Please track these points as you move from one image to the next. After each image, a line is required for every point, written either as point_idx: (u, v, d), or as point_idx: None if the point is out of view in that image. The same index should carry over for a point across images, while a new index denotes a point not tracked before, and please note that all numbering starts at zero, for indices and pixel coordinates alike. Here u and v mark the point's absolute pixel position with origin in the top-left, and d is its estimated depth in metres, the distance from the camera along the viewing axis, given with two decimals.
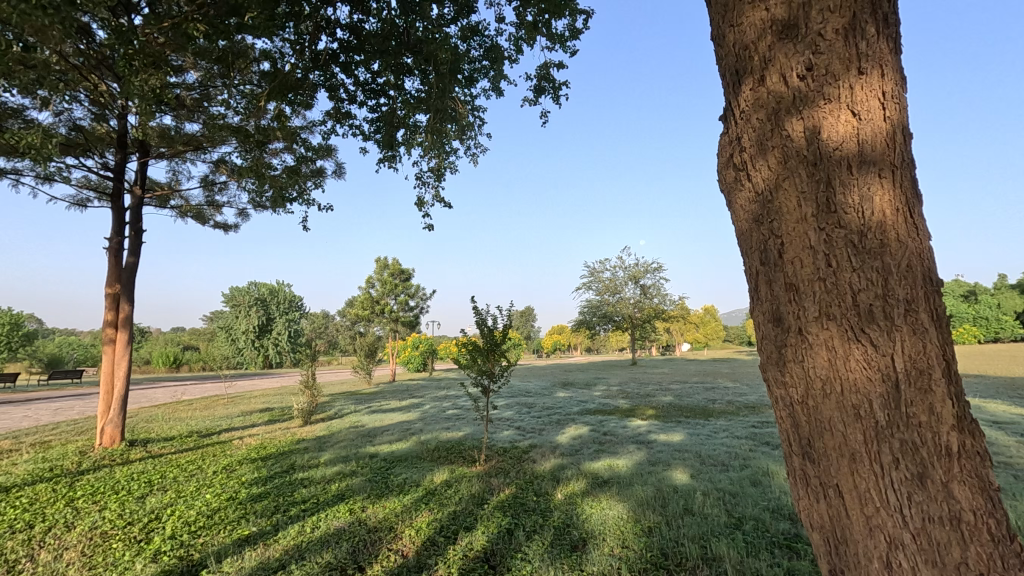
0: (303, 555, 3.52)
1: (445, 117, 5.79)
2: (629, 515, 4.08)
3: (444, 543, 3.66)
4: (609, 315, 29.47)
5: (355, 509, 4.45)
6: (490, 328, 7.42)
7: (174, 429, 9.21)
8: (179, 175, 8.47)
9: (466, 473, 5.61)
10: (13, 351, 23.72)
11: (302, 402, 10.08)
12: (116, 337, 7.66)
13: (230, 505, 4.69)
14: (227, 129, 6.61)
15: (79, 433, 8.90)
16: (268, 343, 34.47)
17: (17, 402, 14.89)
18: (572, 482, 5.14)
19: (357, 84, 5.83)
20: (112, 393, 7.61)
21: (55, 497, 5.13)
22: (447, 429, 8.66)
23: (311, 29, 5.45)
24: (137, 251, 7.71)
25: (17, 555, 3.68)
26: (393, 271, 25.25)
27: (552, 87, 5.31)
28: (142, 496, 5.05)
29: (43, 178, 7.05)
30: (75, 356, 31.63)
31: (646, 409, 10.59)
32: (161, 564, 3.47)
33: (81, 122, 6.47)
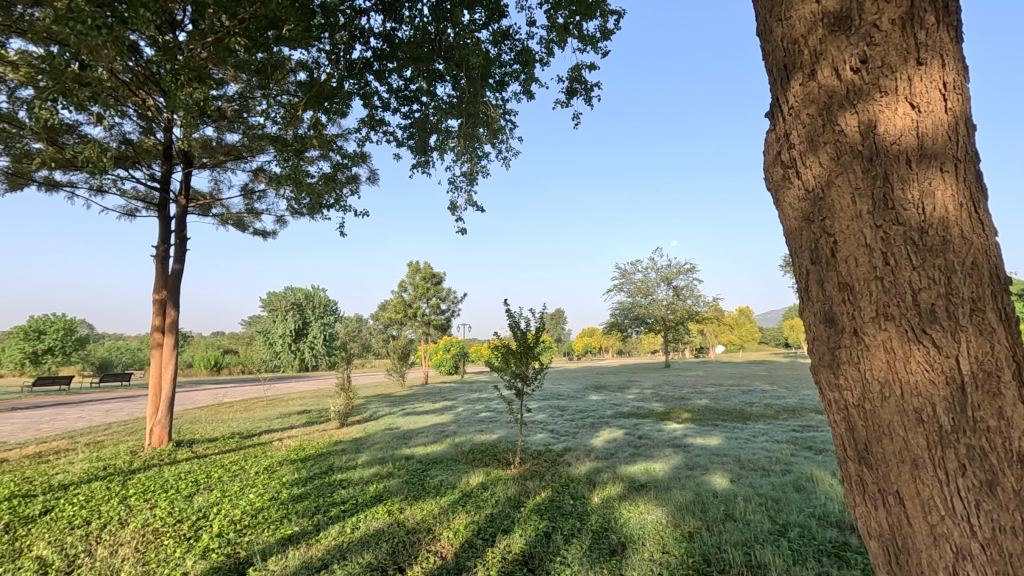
0: (345, 555, 3.59)
1: (477, 121, 5.84)
2: (668, 520, 4.01)
3: (482, 546, 3.67)
4: (641, 317, 29.19)
5: (393, 510, 4.53)
6: (523, 330, 7.43)
7: (218, 430, 9.52)
8: (221, 185, 8.75)
9: (502, 475, 5.62)
10: (67, 355, 24.98)
11: (338, 404, 10.30)
12: (164, 342, 7.91)
13: (273, 505, 4.81)
14: (266, 138, 6.81)
15: (130, 433, 9.29)
16: (304, 346, 35.29)
17: (74, 403, 15.70)
18: (608, 485, 5.08)
19: (390, 91, 5.94)
20: (159, 396, 7.91)
21: (109, 495, 5.36)
22: (480, 431, 8.70)
23: (346, 39, 5.58)
24: (182, 257, 7.99)
25: (77, 550, 3.86)
26: (425, 276, 25.46)
27: (584, 88, 5.28)
28: (190, 495, 5.23)
29: (95, 190, 7.39)
30: (124, 359, 33.02)
31: (682, 412, 10.42)
32: (210, 561, 3.58)
33: (130, 135, 6.75)
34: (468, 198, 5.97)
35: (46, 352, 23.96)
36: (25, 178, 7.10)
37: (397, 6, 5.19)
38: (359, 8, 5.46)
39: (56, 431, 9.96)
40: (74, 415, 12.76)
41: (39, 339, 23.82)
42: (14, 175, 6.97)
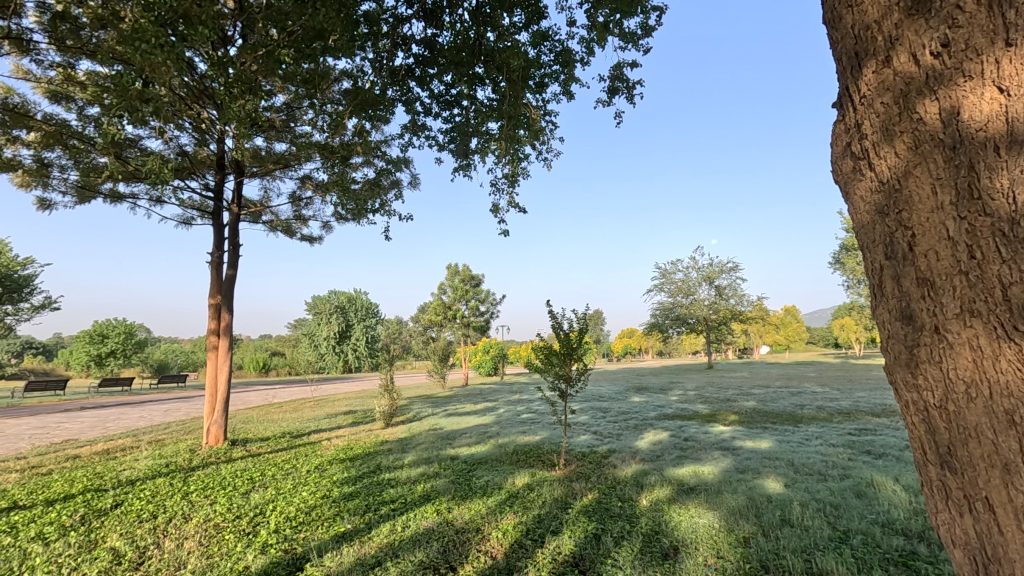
0: (397, 552, 3.65)
1: (518, 123, 5.87)
2: (721, 524, 3.92)
3: (532, 547, 3.66)
4: (683, 317, 28.65)
5: (442, 509, 4.57)
6: (565, 331, 7.40)
7: (270, 429, 9.85)
8: (270, 193, 9.04)
9: (547, 476, 5.62)
10: (128, 358, 26.38)
11: (383, 405, 10.51)
12: (219, 344, 8.23)
13: (326, 503, 4.95)
14: (313, 146, 7.02)
15: (188, 432, 9.72)
16: (347, 348, 36.14)
17: (135, 403, 16.56)
18: (656, 488, 5.00)
19: (432, 96, 6.03)
20: (215, 397, 8.24)
21: (172, 490, 5.62)
22: (523, 432, 8.71)
23: (389, 46, 5.70)
24: (235, 263, 8.32)
25: (146, 542, 4.07)
26: (464, 278, 25.63)
27: (626, 87, 5.22)
28: (247, 492, 5.43)
29: (155, 200, 7.78)
30: (180, 361, 34.58)
31: (729, 414, 10.15)
32: (269, 555, 3.71)
33: (186, 147, 7.07)
34: (510, 201, 5.99)
35: (108, 355, 25.34)
36: (92, 191, 7.54)
37: (438, 12, 5.27)
38: (401, 16, 5.56)
39: (121, 430, 10.50)
40: (136, 414, 13.44)
41: (102, 343, 25.18)
42: (82, 188, 7.41)
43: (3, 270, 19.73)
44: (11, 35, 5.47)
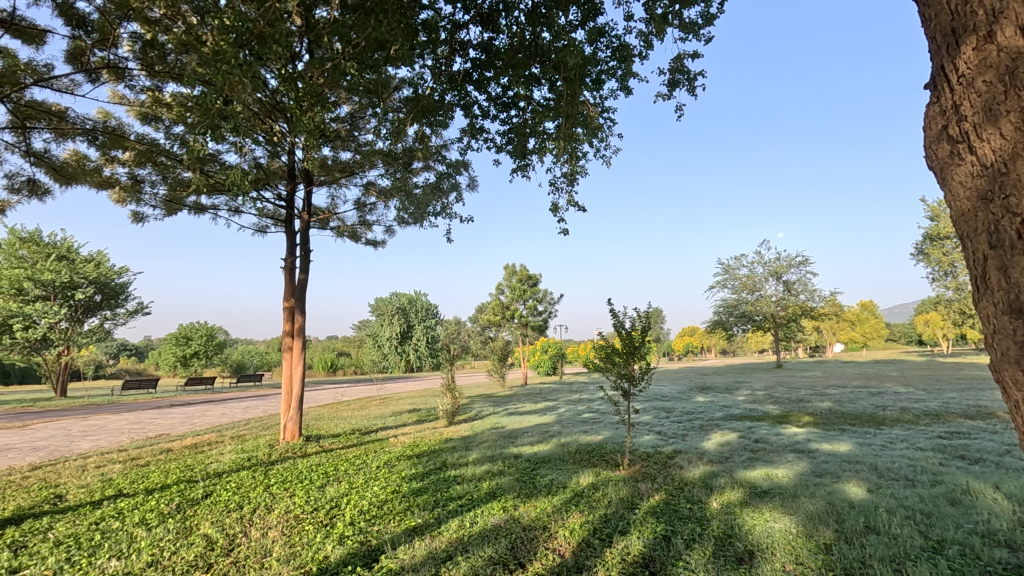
0: (468, 547, 3.73)
1: (576, 121, 5.83)
2: (798, 530, 3.76)
3: (601, 547, 3.65)
4: (748, 314, 27.53)
5: (508, 507, 4.63)
6: (628, 330, 7.28)
7: (340, 426, 10.29)
8: (336, 199, 9.43)
9: (612, 476, 5.56)
10: (210, 358, 28.25)
11: (445, 403, 10.72)
12: (293, 345, 8.67)
13: (396, 497, 5.13)
14: (377, 154, 7.28)
15: (266, 429, 10.31)
16: (409, 348, 37.15)
17: (217, 401, 17.71)
18: (727, 490, 4.85)
19: (490, 99, 6.12)
20: (291, 395, 8.67)
21: (256, 482, 6.00)
22: (585, 432, 8.66)
23: (447, 52, 5.83)
24: (306, 268, 8.74)
25: (235, 530, 4.36)
26: (521, 277, 25.75)
27: (687, 78, 5.08)
28: (322, 485, 5.72)
29: (234, 211, 8.31)
30: (255, 361, 36.68)
31: (803, 415, 9.64)
32: (347, 546, 3.89)
33: (261, 160, 7.51)
34: (569, 199, 5.94)
35: (193, 356, 27.25)
36: (178, 204, 8.13)
37: (494, 16, 5.33)
38: (458, 22, 5.67)
39: (207, 425, 11.28)
40: (218, 411, 14.36)
41: (187, 344, 27.10)
42: (170, 202, 8.01)
43: (102, 278, 21.55)
44: (109, 64, 6.00)
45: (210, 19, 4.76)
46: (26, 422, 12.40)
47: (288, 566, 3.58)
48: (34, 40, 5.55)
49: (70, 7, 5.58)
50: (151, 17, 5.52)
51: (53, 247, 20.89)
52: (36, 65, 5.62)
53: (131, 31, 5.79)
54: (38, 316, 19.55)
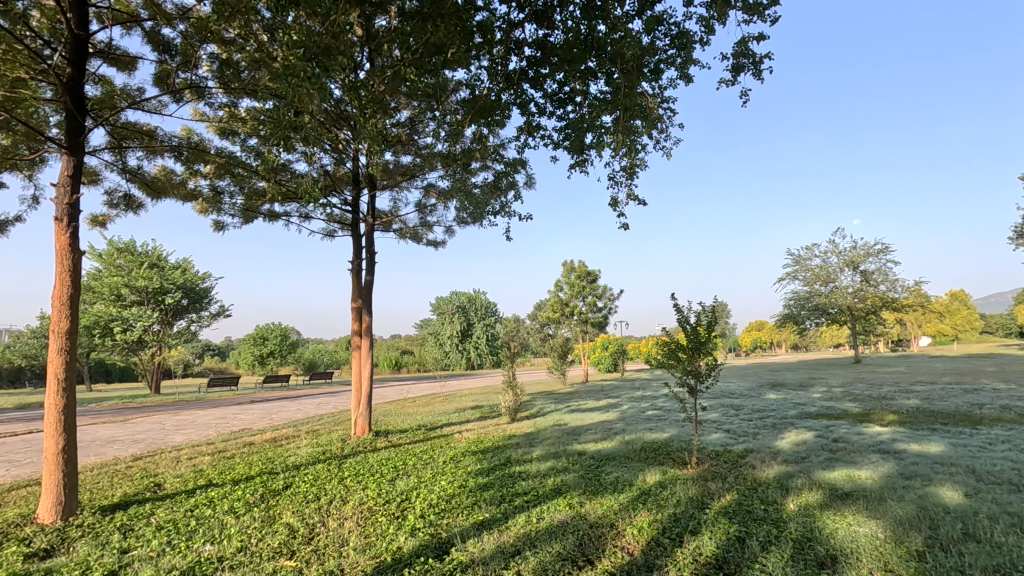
0: (536, 543, 3.76)
1: (635, 114, 5.71)
2: (886, 535, 3.54)
3: (671, 546, 3.58)
4: (822, 307, 26.08)
5: (574, 504, 4.62)
6: (693, 325, 7.07)
7: (407, 422, 10.60)
8: (399, 202, 9.72)
9: (679, 475, 5.43)
10: (284, 357, 29.82)
11: (507, 400, 10.82)
12: (361, 344, 9.02)
13: (464, 492, 5.24)
14: (437, 156, 7.45)
15: (338, 424, 10.79)
16: (469, 346, 37.76)
17: (293, 398, 18.71)
18: (804, 492, 4.62)
19: (546, 96, 6.12)
20: (360, 391, 9.01)
21: (331, 475, 6.30)
22: (650, 429, 8.50)
23: (503, 52, 5.88)
24: (371, 269, 9.06)
25: (314, 520, 4.60)
26: (580, 273, 25.51)
27: (752, 62, 4.87)
28: (393, 479, 5.94)
29: (304, 217, 8.73)
30: (326, 359, 38.44)
31: (887, 414, 9.04)
32: (418, 538, 4.01)
33: (328, 167, 7.84)
34: (629, 193, 5.85)
35: (269, 356, 28.90)
36: (254, 212, 8.64)
37: (549, 12, 5.32)
38: (513, 21, 5.70)
39: (284, 420, 11.94)
40: (293, 407, 15.15)
41: (264, 344, 28.77)
42: (247, 210, 8.52)
43: (188, 283, 23.20)
44: (191, 84, 6.45)
45: (280, 35, 5.02)
46: (127, 417, 13.56)
47: (364, 555, 3.74)
48: (126, 66, 6.05)
49: (157, 34, 6.05)
50: (227, 38, 5.89)
51: (145, 256, 22.65)
52: (130, 90, 6.14)
53: (210, 52, 6.20)
54: (134, 319, 21.29)
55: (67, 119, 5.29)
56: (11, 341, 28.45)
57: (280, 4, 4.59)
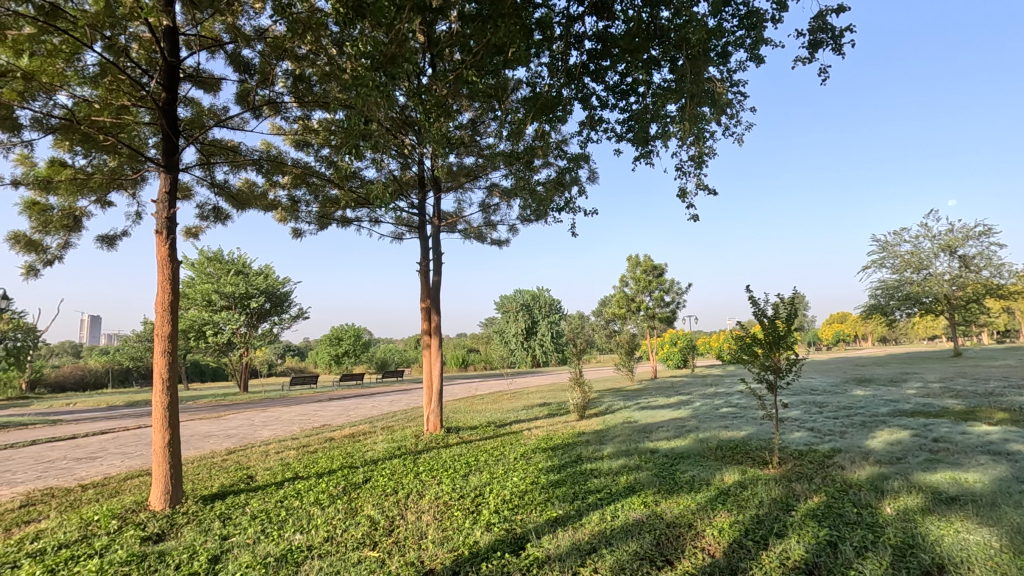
0: (611, 541, 3.72)
1: (702, 100, 5.51)
2: (1002, 544, 3.22)
3: (754, 549, 3.43)
4: (914, 296, 24.11)
5: (649, 502, 4.53)
6: (771, 318, 6.73)
7: (476, 419, 10.78)
8: (463, 203, 9.88)
9: (761, 474, 5.20)
10: (358, 357, 31.12)
11: (575, 397, 10.76)
12: (431, 342, 9.26)
13: (536, 488, 5.27)
14: (499, 155, 7.51)
15: (411, 420, 11.14)
16: (535, 344, 37.88)
17: (368, 395, 19.49)
18: (903, 495, 4.29)
19: (607, 89, 6.03)
20: (431, 389, 9.25)
21: (407, 470, 6.52)
22: (726, 427, 8.20)
23: (563, 48, 5.84)
24: (439, 269, 9.28)
25: (393, 513, 4.77)
26: (646, 268, 24.93)
27: (832, 36, 4.57)
28: (466, 474, 6.06)
29: (374, 221, 9.06)
30: (396, 358, 39.82)
31: (996, 412, 8.21)
32: (494, 533, 4.07)
33: (395, 172, 8.09)
34: (698, 183, 5.65)
35: (345, 355, 30.30)
36: (329, 219, 9.08)
37: (609, 3, 5.23)
38: (572, 15, 5.65)
39: (361, 417, 12.46)
40: (369, 404, 15.80)
41: (339, 344, 30.20)
42: (322, 217, 8.95)
43: (270, 288, 24.69)
44: (269, 101, 6.84)
45: (348, 47, 5.22)
46: (221, 414, 14.64)
47: (442, 548, 3.84)
48: (212, 88, 6.51)
49: (238, 55, 6.47)
50: (300, 55, 6.20)
51: (232, 263, 24.35)
52: (216, 110, 6.60)
53: (285, 69, 6.55)
54: (224, 323, 22.94)
55: (164, 140, 5.77)
56: (120, 345, 31.46)
57: (347, 18, 4.78)
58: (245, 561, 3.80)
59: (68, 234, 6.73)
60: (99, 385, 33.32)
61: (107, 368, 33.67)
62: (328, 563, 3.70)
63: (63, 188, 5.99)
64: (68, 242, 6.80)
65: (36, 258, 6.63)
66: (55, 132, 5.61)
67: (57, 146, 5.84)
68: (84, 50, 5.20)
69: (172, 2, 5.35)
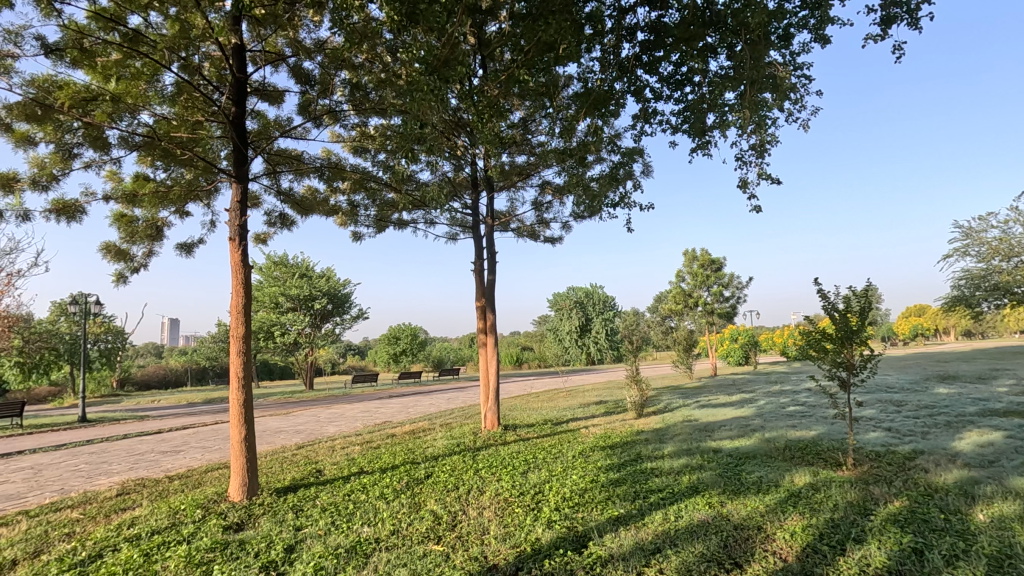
0: (676, 541, 3.65)
1: (763, 86, 5.30)
2: None
3: (831, 554, 3.28)
4: (1004, 286, 22.22)
5: (714, 503, 4.40)
6: (842, 312, 6.38)
7: (533, 416, 10.84)
8: (516, 202, 9.93)
9: (834, 477, 4.95)
10: (415, 356, 31.87)
11: (633, 395, 10.61)
12: (487, 341, 9.37)
13: (596, 486, 5.23)
14: (551, 153, 7.50)
15: (469, 417, 11.32)
16: (589, 341, 37.56)
17: (425, 393, 19.94)
18: (997, 501, 3.97)
19: (661, 80, 5.89)
20: (488, 387, 9.37)
21: (467, 466, 6.62)
22: (794, 426, 7.85)
23: (615, 41, 5.76)
24: (493, 269, 9.36)
25: (456, 508, 4.87)
26: (703, 262, 24.20)
27: (907, 10, 4.29)
28: (525, 471, 6.10)
29: (429, 222, 9.25)
30: (452, 356, 40.51)
31: None
32: (555, 530, 4.07)
33: (449, 173, 8.22)
34: (760, 173, 5.44)
35: (402, 353, 31.14)
36: (386, 221, 9.35)
37: None
38: (624, 6, 5.56)
39: (420, 414, 12.78)
40: (427, 402, 16.18)
41: (397, 343, 31.07)
42: (380, 220, 9.22)
43: (332, 290, 25.65)
44: (328, 109, 7.10)
45: (403, 54, 5.35)
46: (290, 410, 15.38)
47: (505, 544, 3.89)
48: (276, 101, 6.83)
49: (300, 68, 6.76)
50: (356, 64, 6.41)
51: (297, 267, 25.52)
52: (280, 121, 6.92)
53: (343, 78, 6.79)
54: (290, 324, 24.08)
55: (234, 152, 6.11)
56: (198, 346, 33.59)
57: (401, 25, 4.90)
58: (317, 551, 3.98)
59: (151, 243, 7.24)
60: (180, 383, 35.71)
61: (186, 368, 36.00)
62: (396, 556, 3.82)
63: (147, 201, 6.46)
64: (152, 250, 7.32)
65: (124, 266, 7.18)
66: (139, 149, 6.05)
67: (141, 162, 6.30)
68: (162, 71, 5.58)
69: (239, 21, 5.65)
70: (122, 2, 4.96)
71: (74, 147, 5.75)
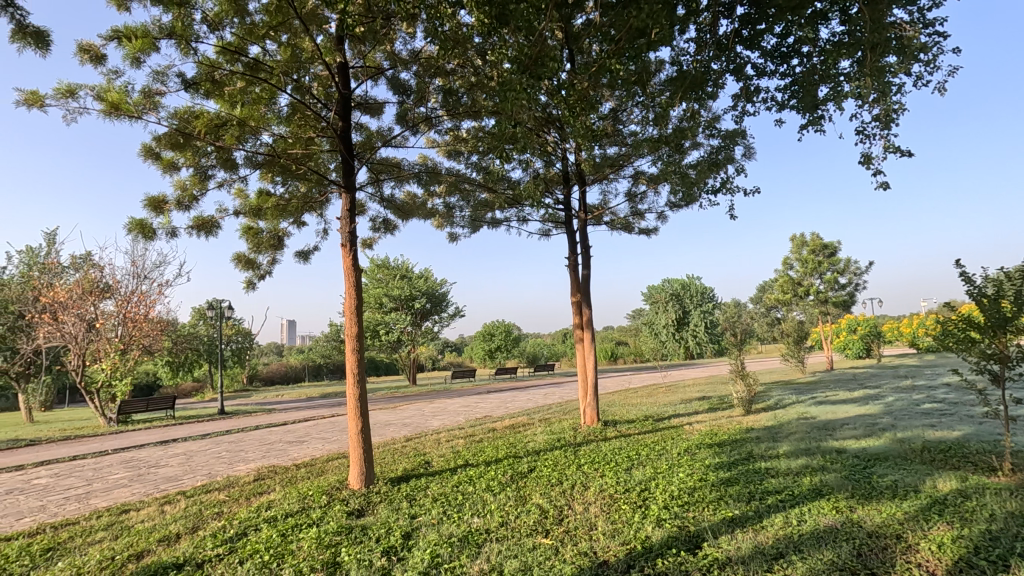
0: (802, 547, 3.41)
1: (886, 49, 4.79)
2: None
3: (991, 571, 2.91)
4: None
5: (841, 508, 4.06)
6: (992, 298, 5.59)
7: (634, 412, 10.64)
8: (608, 195, 9.76)
9: (987, 483, 4.38)
10: (510, 352, 32.40)
11: (740, 391, 10.04)
12: (584, 337, 9.29)
13: (705, 485, 5.03)
14: (644, 141, 7.29)
15: (567, 413, 11.33)
16: (687, 335, 36.04)
17: (522, 389, 20.22)
18: None
19: (765, 55, 5.52)
20: (587, 382, 9.31)
21: (570, 461, 6.63)
22: (932, 426, 7.04)
23: (711, 19, 5.47)
24: (587, 264, 9.27)
25: (562, 502, 4.90)
26: (814, 247, 22.27)
27: None
28: (629, 468, 5.99)
29: (522, 220, 9.34)
30: (546, 352, 40.73)
31: None
32: (666, 529, 3.97)
33: (540, 170, 8.24)
34: (886, 145, 4.92)
35: (497, 350, 31.82)
36: (480, 221, 9.56)
37: None
38: None
39: (518, 409, 12.97)
40: (525, 397, 16.36)
41: (492, 340, 31.73)
42: (474, 220, 9.46)
43: (430, 290, 26.69)
44: (423, 117, 7.41)
45: (494, 55, 5.43)
46: (396, 404, 16.25)
47: (614, 541, 3.84)
48: (377, 113, 7.23)
49: (397, 79, 7.10)
50: (448, 70, 6.61)
51: (396, 269, 26.81)
52: (381, 131, 7.32)
53: (436, 86, 7.04)
54: (393, 323, 25.40)
55: (343, 163, 6.54)
56: (312, 344, 36.47)
57: (492, 27, 4.97)
58: (432, 539, 4.18)
59: (274, 252, 7.94)
60: (298, 379, 39.03)
61: (304, 365, 39.16)
62: (506, 547, 3.91)
63: (270, 214, 7.09)
64: (275, 258, 8.04)
65: (253, 274, 7.95)
66: (262, 167, 6.68)
67: (263, 178, 6.92)
68: (278, 95, 6.09)
69: (342, 41, 6.03)
70: (243, 34, 5.46)
71: (210, 168, 6.44)
